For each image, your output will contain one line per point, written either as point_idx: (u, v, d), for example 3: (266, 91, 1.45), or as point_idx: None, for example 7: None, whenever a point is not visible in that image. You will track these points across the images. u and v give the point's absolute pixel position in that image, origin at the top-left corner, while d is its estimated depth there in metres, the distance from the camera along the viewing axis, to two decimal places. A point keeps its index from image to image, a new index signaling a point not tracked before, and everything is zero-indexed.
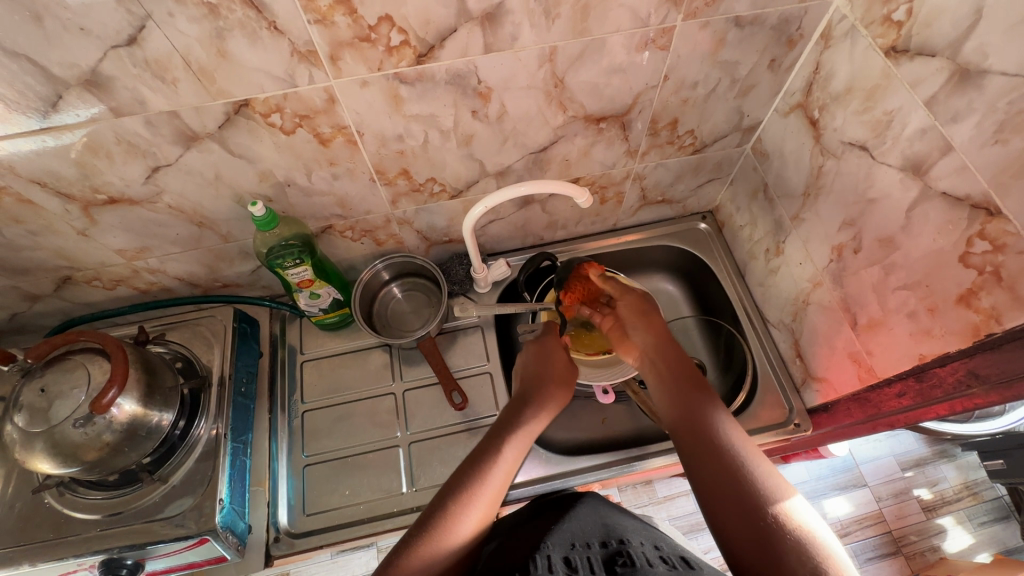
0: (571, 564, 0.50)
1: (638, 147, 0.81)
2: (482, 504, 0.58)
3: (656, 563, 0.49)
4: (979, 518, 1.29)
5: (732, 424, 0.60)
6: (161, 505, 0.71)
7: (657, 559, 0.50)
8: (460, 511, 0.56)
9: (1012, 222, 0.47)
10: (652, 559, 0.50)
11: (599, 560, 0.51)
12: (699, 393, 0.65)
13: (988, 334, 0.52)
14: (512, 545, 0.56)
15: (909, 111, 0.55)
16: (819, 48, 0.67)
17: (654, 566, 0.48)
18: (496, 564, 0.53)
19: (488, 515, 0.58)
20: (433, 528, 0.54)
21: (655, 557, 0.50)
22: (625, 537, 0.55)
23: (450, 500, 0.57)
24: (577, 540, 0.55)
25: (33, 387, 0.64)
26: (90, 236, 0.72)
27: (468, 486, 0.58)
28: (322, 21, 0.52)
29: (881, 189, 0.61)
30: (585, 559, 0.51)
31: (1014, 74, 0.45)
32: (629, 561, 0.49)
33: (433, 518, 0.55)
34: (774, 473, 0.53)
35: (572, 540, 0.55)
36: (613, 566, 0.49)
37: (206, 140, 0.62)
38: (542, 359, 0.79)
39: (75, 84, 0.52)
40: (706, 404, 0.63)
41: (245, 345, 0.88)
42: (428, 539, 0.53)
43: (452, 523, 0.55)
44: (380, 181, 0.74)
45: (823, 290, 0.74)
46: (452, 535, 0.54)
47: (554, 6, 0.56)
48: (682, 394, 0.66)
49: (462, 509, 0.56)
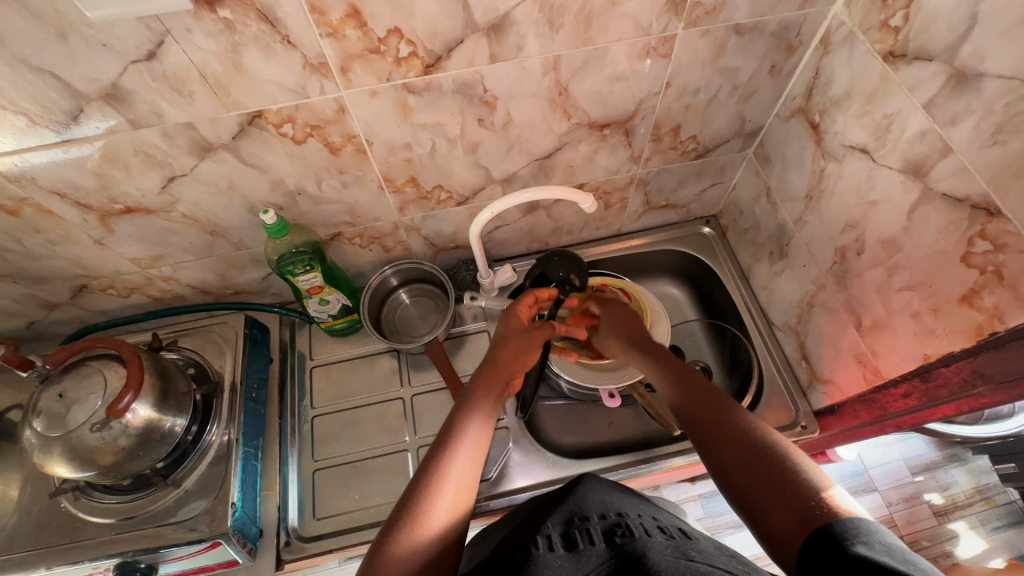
0: (570, 540, 0.50)
1: (641, 153, 0.82)
2: (451, 489, 0.56)
3: (654, 533, 0.49)
4: (992, 523, 1.28)
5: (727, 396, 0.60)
6: (174, 509, 0.73)
7: (655, 529, 0.50)
8: (433, 495, 0.55)
9: (1012, 222, 0.47)
10: (649, 529, 0.50)
11: (598, 531, 0.50)
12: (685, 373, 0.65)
13: (992, 333, 0.52)
14: (512, 533, 0.56)
15: (908, 114, 0.56)
16: (819, 53, 0.68)
17: (651, 536, 0.48)
18: (496, 553, 0.53)
19: (462, 496, 0.57)
20: (406, 516, 0.53)
21: (653, 528, 0.50)
22: (622, 510, 0.55)
23: (417, 493, 0.56)
24: (575, 516, 0.55)
25: (52, 393, 0.65)
26: (106, 245, 0.74)
27: (432, 473, 0.57)
28: (333, 34, 0.54)
29: (882, 191, 0.62)
30: (585, 530, 0.51)
31: (1009, 76, 0.45)
32: (627, 531, 0.49)
33: (401, 510, 0.55)
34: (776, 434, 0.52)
35: (570, 517, 0.55)
36: (611, 535, 0.49)
37: (220, 150, 0.64)
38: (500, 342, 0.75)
39: (96, 98, 0.54)
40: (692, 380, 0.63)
41: (257, 351, 0.89)
42: (400, 536, 0.52)
43: (423, 507, 0.54)
44: (389, 189, 0.76)
45: (827, 292, 0.75)
46: (434, 522, 0.53)
47: (558, 17, 0.58)
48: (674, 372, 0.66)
49: (434, 490, 0.55)
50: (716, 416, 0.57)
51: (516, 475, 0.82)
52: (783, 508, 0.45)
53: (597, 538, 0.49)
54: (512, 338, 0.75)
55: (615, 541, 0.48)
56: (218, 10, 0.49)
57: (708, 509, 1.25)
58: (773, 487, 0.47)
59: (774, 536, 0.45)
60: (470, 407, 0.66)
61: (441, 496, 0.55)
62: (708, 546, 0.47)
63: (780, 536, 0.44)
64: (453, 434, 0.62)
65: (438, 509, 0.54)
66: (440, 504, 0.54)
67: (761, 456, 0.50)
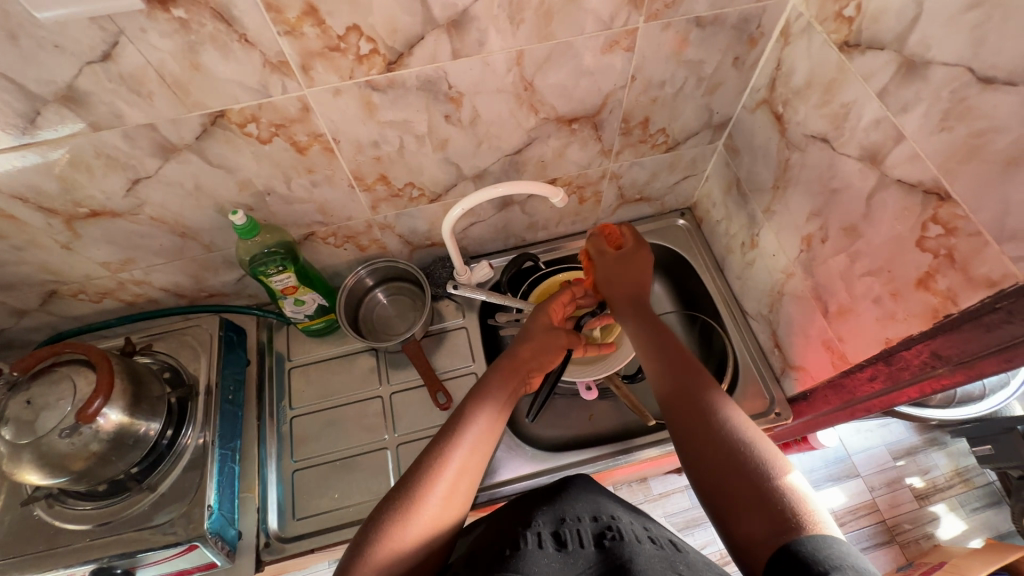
0: (560, 538, 0.51)
1: (612, 146, 0.82)
2: (446, 480, 0.57)
3: (644, 540, 0.50)
4: (971, 504, 1.30)
5: (714, 389, 0.60)
6: (150, 514, 0.72)
7: (645, 537, 0.51)
8: (432, 482, 0.56)
9: (961, 206, 0.48)
10: (640, 535, 0.50)
11: (588, 532, 0.51)
12: (679, 358, 0.65)
13: (946, 315, 0.53)
14: (501, 524, 0.57)
15: (864, 103, 0.57)
16: (780, 45, 0.69)
17: (642, 543, 0.49)
18: (484, 542, 0.54)
19: (457, 491, 0.57)
20: (403, 501, 0.55)
21: (643, 535, 0.51)
22: (615, 513, 0.56)
23: (411, 487, 0.56)
24: (568, 515, 0.55)
25: (19, 400, 0.64)
26: (74, 250, 0.73)
27: (431, 466, 0.58)
28: (291, 32, 0.54)
29: (843, 178, 0.63)
30: (574, 530, 0.52)
31: (954, 64, 0.47)
32: (617, 536, 0.49)
33: (393, 499, 0.55)
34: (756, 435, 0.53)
35: (563, 515, 0.55)
36: (601, 538, 0.50)
37: (185, 151, 0.63)
38: (525, 335, 0.76)
39: (53, 101, 0.54)
40: (683, 365, 0.63)
41: (233, 353, 0.88)
42: (392, 517, 0.53)
43: (415, 501, 0.54)
44: (359, 187, 0.76)
45: (796, 280, 0.76)
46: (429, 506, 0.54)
47: (518, 12, 0.58)
48: (661, 354, 0.66)
49: (434, 478, 0.56)
50: (702, 410, 0.57)
51: (495, 470, 0.83)
52: (752, 515, 0.46)
53: (586, 540, 0.50)
54: (534, 337, 0.76)
55: (605, 545, 0.48)
56: (172, 9, 0.49)
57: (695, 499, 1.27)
58: (744, 490, 0.48)
59: (740, 538, 0.46)
60: (483, 395, 0.66)
61: (439, 485, 0.56)
62: (697, 560, 0.47)
63: (745, 538, 0.46)
64: (460, 424, 0.62)
65: (434, 496, 0.55)
66: (436, 493, 0.56)
67: (736, 459, 0.51)
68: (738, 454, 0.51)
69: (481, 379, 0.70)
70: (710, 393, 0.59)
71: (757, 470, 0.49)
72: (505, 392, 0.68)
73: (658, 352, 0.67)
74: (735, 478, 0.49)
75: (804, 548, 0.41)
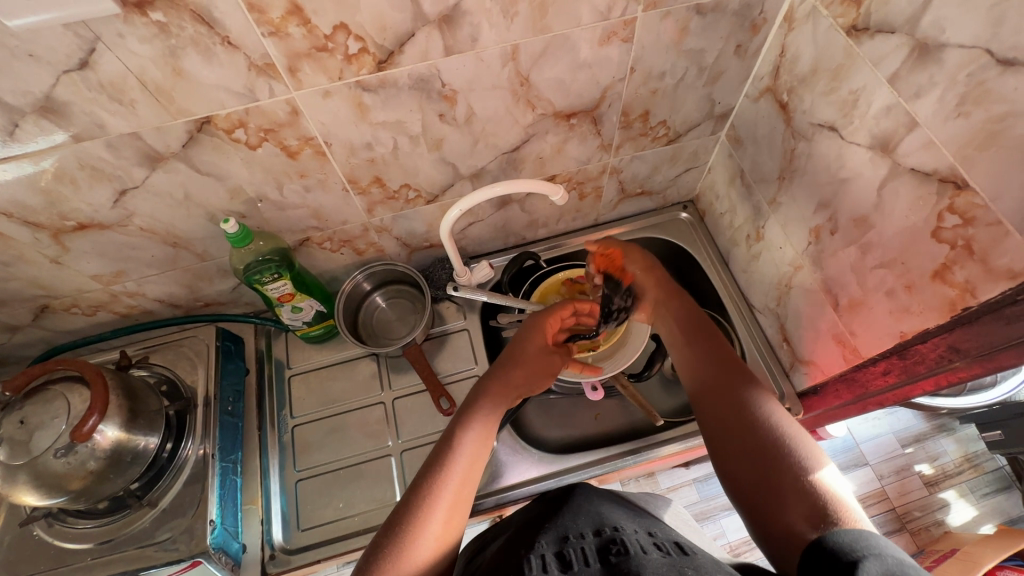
0: (564, 558, 0.49)
1: (612, 141, 0.80)
2: (442, 512, 0.54)
3: (650, 549, 0.48)
4: (981, 490, 1.29)
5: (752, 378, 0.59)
6: (152, 530, 0.71)
7: (651, 546, 0.49)
8: (422, 521, 0.53)
9: (980, 194, 0.46)
10: (645, 545, 0.49)
11: (592, 549, 0.50)
12: (714, 347, 0.65)
13: (964, 308, 0.52)
14: (502, 548, 0.55)
15: (874, 89, 0.55)
16: (784, 31, 0.67)
17: (648, 553, 0.47)
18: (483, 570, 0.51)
19: (454, 521, 0.55)
20: (393, 544, 0.51)
21: (649, 544, 0.49)
22: (618, 524, 0.54)
23: (402, 527, 0.53)
24: (570, 532, 0.54)
25: (13, 420, 0.63)
26: (63, 263, 0.71)
27: (421, 503, 0.55)
28: (276, 33, 0.52)
29: (852, 168, 0.61)
30: (579, 548, 0.50)
31: (971, 46, 0.44)
32: (622, 549, 0.48)
33: (383, 541, 0.52)
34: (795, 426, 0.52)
35: (564, 533, 0.54)
36: (606, 554, 0.48)
37: (171, 160, 0.61)
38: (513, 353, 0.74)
39: (31, 112, 0.52)
40: (715, 353, 0.64)
41: (231, 362, 0.87)
42: (384, 567, 0.50)
43: (407, 540, 0.52)
44: (354, 190, 0.74)
45: (804, 273, 0.74)
46: (421, 548, 0.51)
47: (511, 5, 0.56)
48: (696, 346, 0.66)
49: (422, 518, 0.53)
50: (737, 398, 0.57)
51: (503, 473, 0.81)
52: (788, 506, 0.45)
53: (592, 558, 0.48)
54: (526, 361, 0.73)
55: (611, 560, 0.47)
56: (149, 13, 0.47)
57: (704, 493, 1.25)
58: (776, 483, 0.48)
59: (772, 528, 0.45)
60: (469, 418, 0.64)
61: (430, 523, 0.53)
62: (705, 561, 0.46)
63: (779, 529, 0.45)
64: (447, 452, 0.60)
65: (427, 536, 0.52)
66: (429, 533, 0.53)
67: (770, 447, 0.50)
68: (773, 442, 0.51)
69: (464, 400, 0.67)
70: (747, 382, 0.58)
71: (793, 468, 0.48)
72: (495, 412, 0.66)
73: (693, 341, 0.67)
74: (773, 476, 0.48)
75: (836, 541, 0.39)
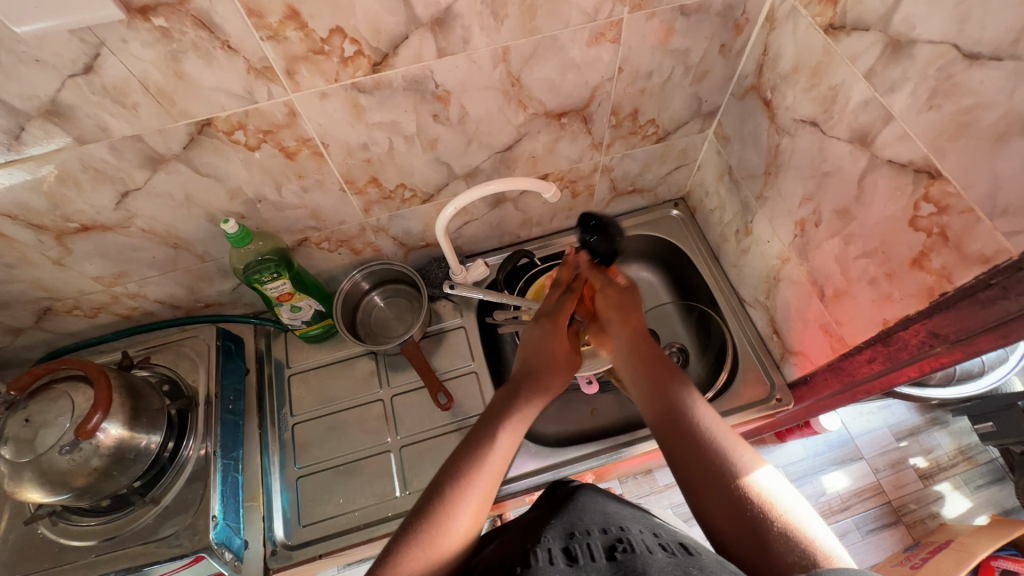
0: (571, 554, 0.50)
1: (602, 139, 0.82)
2: (473, 499, 0.56)
3: (655, 549, 0.49)
4: (975, 482, 1.30)
5: (710, 415, 0.59)
6: (155, 527, 0.72)
7: (656, 546, 0.50)
8: (451, 512, 0.54)
9: (953, 183, 0.48)
10: (651, 545, 0.49)
11: (599, 546, 0.50)
12: (670, 379, 0.64)
13: (942, 294, 0.53)
14: (508, 540, 0.57)
15: (851, 84, 0.57)
16: (766, 31, 0.70)
17: (653, 553, 0.48)
18: (498, 556, 0.52)
19: (484, 508, 0.57)
20: (421, 533, 0.52)
21: (654, 545, 0.50)
22: (624, 524, 0.55)
23: (430, 515, 0.54)
24: (577, 529, 0.55)
25: (18, 419, 0.64)
26: (65, 265, 0.73)
27: (450, 496, 0.56)
28: (274, 37, 0.53)
29: (833, 161, 0.63)
30: (585, 545, 0.51)
31: (939, 42, 0.46)
32: (628, 547, 0.49)
33: (410, 527, 0.53)
34: (757, 462, 0.53)
35: (571, 529, 0.55)
36: (612, 551, 0.49)
37: (173, 161, 0.63)
38: (540, 345, 0.75)
39: (36, 115, 0.53)
40: (673, 386, 0.63)
41: (231, 362, 0.88)
42: (412, 552, 0.51)
43: (436, 527, 0.53)
44: (351, 191, 0.76)
45: (791, 265, 0.76)
46: (449, 537, 0.53)
47: (501, 7, 0.58)
48: (653, 380, 0.65)
49: (453, 510, 0.54)
50: (700, 437, 0.56)
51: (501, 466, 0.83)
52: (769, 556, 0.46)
53: (598, 554, 0.49)
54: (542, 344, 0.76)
55: (617, 557, 0.48)
56: (152, 18, 0.49)
57: None
58: (753, 534, 0.47)
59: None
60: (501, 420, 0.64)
61: (460, 514, 0.55)
62: (710, 561, 0.45)
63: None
64: (481, 443, 0.61)
65: (457, 527, 0.54)
66: (458, 524, 0.54)
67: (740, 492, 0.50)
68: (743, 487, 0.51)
69: (496, 403, 0.68)
70: (705, 420, 0.58)
71: (771, 518, 0.48)
72: (527, 423, 0.67)
73: (650, 376, 0.66)
74: (753, 527, 0.48)
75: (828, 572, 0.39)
